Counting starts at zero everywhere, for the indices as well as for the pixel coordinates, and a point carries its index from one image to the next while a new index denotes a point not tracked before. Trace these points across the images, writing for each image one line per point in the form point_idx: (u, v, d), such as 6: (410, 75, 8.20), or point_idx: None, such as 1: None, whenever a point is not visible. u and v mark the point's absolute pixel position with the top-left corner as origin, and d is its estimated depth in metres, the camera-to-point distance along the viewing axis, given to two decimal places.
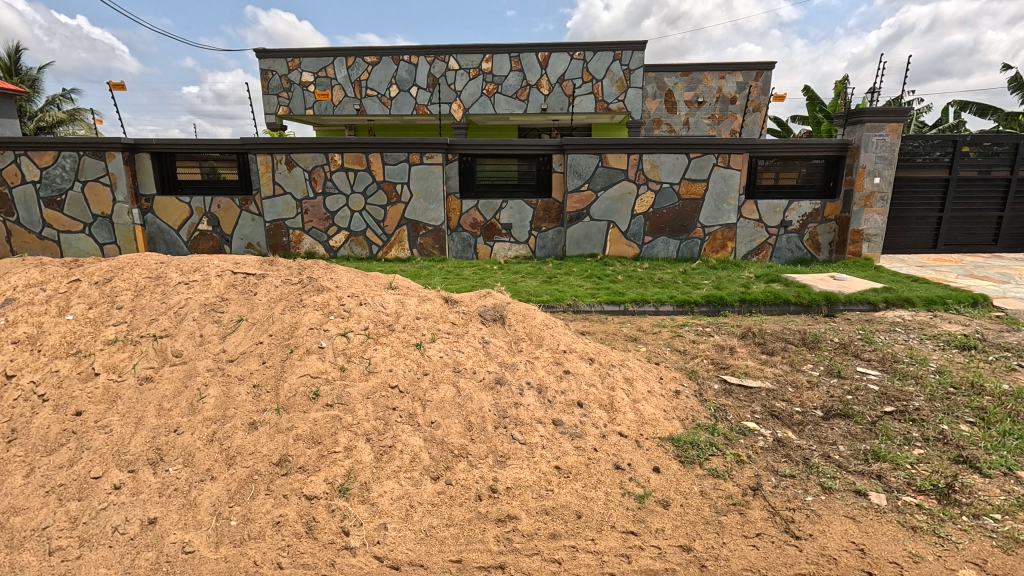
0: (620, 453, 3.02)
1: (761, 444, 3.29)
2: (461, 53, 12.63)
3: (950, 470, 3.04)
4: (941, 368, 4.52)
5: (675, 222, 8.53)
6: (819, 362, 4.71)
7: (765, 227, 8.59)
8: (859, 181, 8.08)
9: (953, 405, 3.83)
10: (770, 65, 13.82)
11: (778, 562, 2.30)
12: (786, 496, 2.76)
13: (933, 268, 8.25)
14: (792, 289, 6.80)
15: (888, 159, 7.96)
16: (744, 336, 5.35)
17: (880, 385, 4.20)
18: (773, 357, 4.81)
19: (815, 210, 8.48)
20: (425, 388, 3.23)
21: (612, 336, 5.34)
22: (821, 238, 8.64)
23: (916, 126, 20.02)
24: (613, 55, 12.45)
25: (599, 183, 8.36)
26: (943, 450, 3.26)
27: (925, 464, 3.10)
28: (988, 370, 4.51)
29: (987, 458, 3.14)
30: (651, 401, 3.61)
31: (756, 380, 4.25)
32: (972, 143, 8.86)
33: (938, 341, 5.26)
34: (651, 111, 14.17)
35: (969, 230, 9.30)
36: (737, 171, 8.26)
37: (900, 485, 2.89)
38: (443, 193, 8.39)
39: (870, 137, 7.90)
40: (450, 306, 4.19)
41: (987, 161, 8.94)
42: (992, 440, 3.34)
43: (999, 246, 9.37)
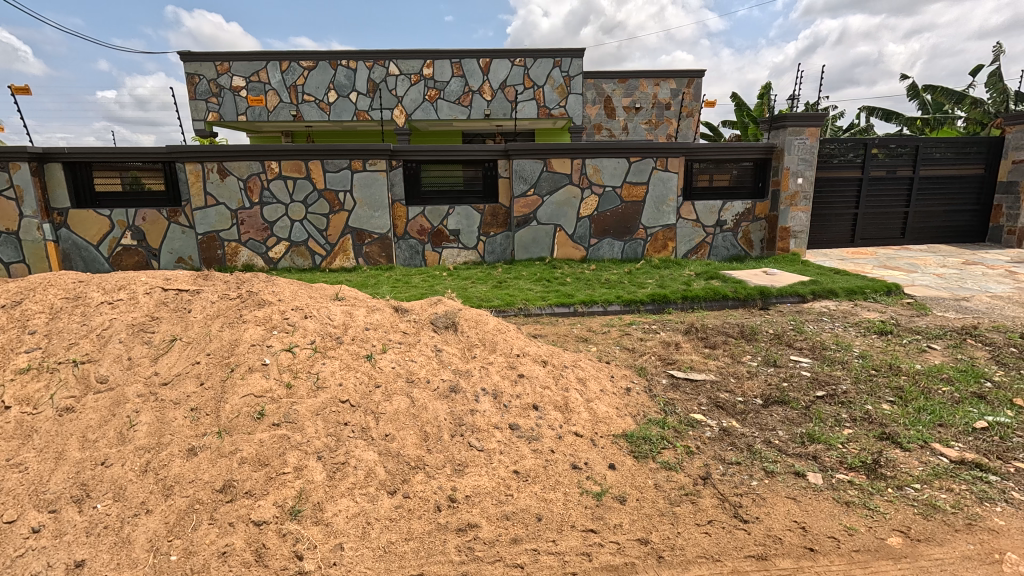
0: (576, 453, 3.07)
1: (709, 435, 3.44)
2: (401, 59, 12.48)
3: (876, 447, 3.29)
4: (864, 353, 4.90)
5: (619, 224, 8.78)
6: (757, 352, 4.99)
7: (702, 227, 9.00)
8: (785, 182, 8.67)
9: (875, 386, 4.16)
10: (700, 73, 14.58)
11: (730, 547, 2.41)
12: (733, 482, 2.90)
13: (852, 261, 8.94)
14: (729, 285, 7.16)
15: (808, 160, 8.60)
16: (688, 331, 5.59)
17: (812, 371, 4.51)
18: (716, 351, 5.05)
19: (747, 210, 9.00)
20: (377, 401, 3.14)
21: (563, 338, 5.43)
22: (753, 236, 9.17)
23: (831, 131, 21.72)
24: (553, 62, 12.70)
25: (544, 188, 8.48)
26: (869, 428, 3.54)
27: (854, 442, 3.35)
28: (903, 353, 4.92)
29: (906, 433, 3.43)
30: (604, 400, 3.69)
31: (701, 373, 4.45)
32: (879, 146, 9.70)
33: (860, 327, 5.70)
34: (591, 116, 14.53)
35: (881, 225, 10.14)
36: (674, 174, 8.62)
37: (834, 464, 3.11)
38: (388, 200, 8.23)
39: (792, 141, 8.50)
40: (401, 315, 4.10)
41: (893, 162, 9.82)
42: (909, 417, 3.65)
43: (907, 238, 10.26)
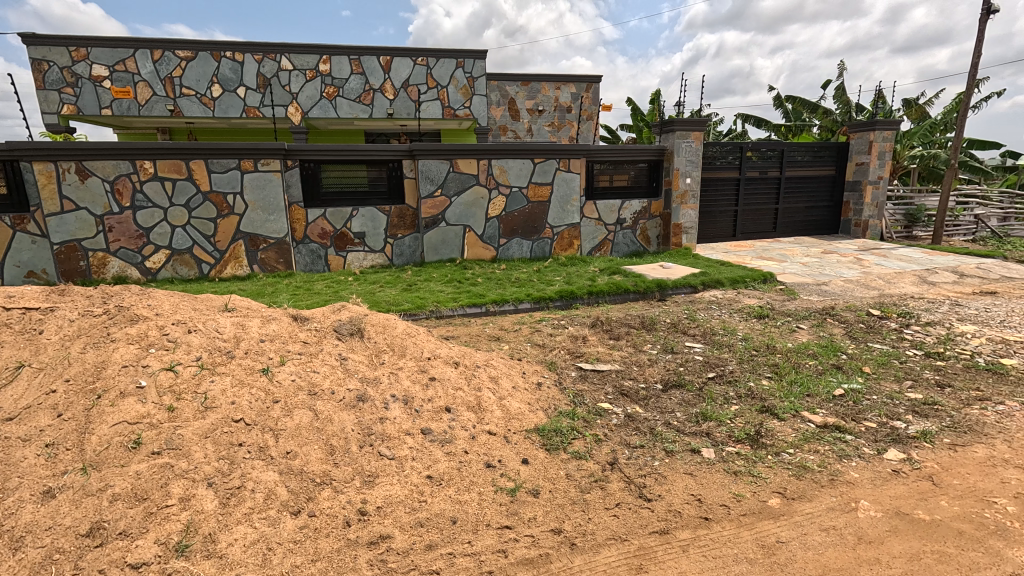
0: (490, 452, 3.08)
1: (615, 422, 3.62)
2: (293, 53, 11.77)
3: (757, 419, 3.66)
4: (746, 336, 5.43)
5: (526, 224, 8.96)
6: (656, 341, 5.34)
7: (604, 225, 9.45)
8: (675, 181, 9.40)
9: (756, 365, 4.62)
10: (597, 78, 15.31)
11: (636, 526, 2.55)
12: (637, 464, 3.08)
13: (735, 253, 9.87)
14: (630, 279, 7.60)
15: (695, 162, 9.38)
16: (594, 325, 5.84)
17: (703, 355, 4.92)
18: (619, 342, 5.33)
19: (644, 208, 9.60)
20: (277, 417, 2.93)
21: (475, 338, 5.44)
22: (650, 232, 9.82)
23: (713, 136, 23.86)
24: (455, 62, 12.68)
25: (451, 189, 8.43)
26: (752, 403, 3.93)
27: (740, 417, 3.70)
28: (778, 333, 5.52)
29: (782, 405, 3.85)
30: (516, 397, 3.74)
31: (606, 364, 4.68)
32: (753, 149, 10.80)
33: (742, 313, 6.31)
34: (496, 118, 14.69)
35: (756, 220, 11.31)
36: (576, 175, 8.97)
37: (724, 439, 3.40)
38: (284, 202, 7.73)
39: (680, 144, 9.22)
40: (301, 324, 3.87)
41: (764, 164, 10.99)
42: (784, 390, 4.11)
43: (778, 231, 11.52)
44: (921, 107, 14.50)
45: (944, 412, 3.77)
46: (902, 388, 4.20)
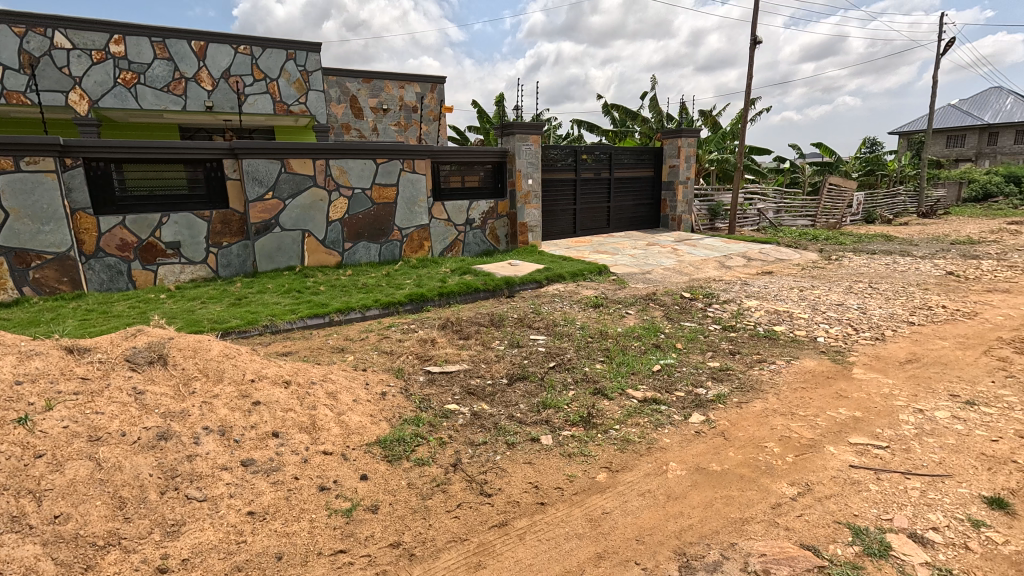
0: (324, 473, 2.88)
1: (460, 422, 3.65)
2: (72, 29, 9.80)
3: (590, 401, 3.98)
4: (583, 324, 5.89)
5: (373, 227, 8.62)
6: (503, 337, 5.52)
7: (454, 226, 9.50)
8: (518, 182, 9.91)
9: (590, 351, 5.02)
10: (440, 80, 15.35)
11: (476, 524, 2.59)
12: (480, 462, 3.13)
13: (575, 248, 10.66)
14: (480, 278, 7.76)
15: (534, 164, 10.03)
16: (443, 326, 5.84)
17: (546, 346, 5.20)
18: (468, 341, 5.40)
19: (491, 208, 9.87)
20: (42, 476, 2.40)
21: (316, 351, 5.07)
22: (499, 231, 10.13)
23: (554, 139, 25.51)
24: (285, 54, 11.72)
25: (284, 191, 7.76)
26: (586, 386, 4.25)
27: (575, 402, 3.98)
28: (610, 320, 6.08)
29: (611, 385, 4.24)
30: (357, 410, 3.56)
31: (454, 365, 4.69)
32: (586, 153, 11.78)
33: (581, 303, 6.84)
34: (337, 115, 13.89)
35: (593, 217, 12.36)
36: (422, 176, 8.88)
37: (561, 424, 3.64)
38: (64, 209, 6.38)
39: (520, 146, 9.77)
40: (79, 358, 3.22)
41: (596, 165, 12.05)
42: (613, 371, 4.52)
43: (611, 227, 12.70)
44: (715, 119, 17.17)
45: (734, 376, 4.49)
46: (705, 358, 4.91)
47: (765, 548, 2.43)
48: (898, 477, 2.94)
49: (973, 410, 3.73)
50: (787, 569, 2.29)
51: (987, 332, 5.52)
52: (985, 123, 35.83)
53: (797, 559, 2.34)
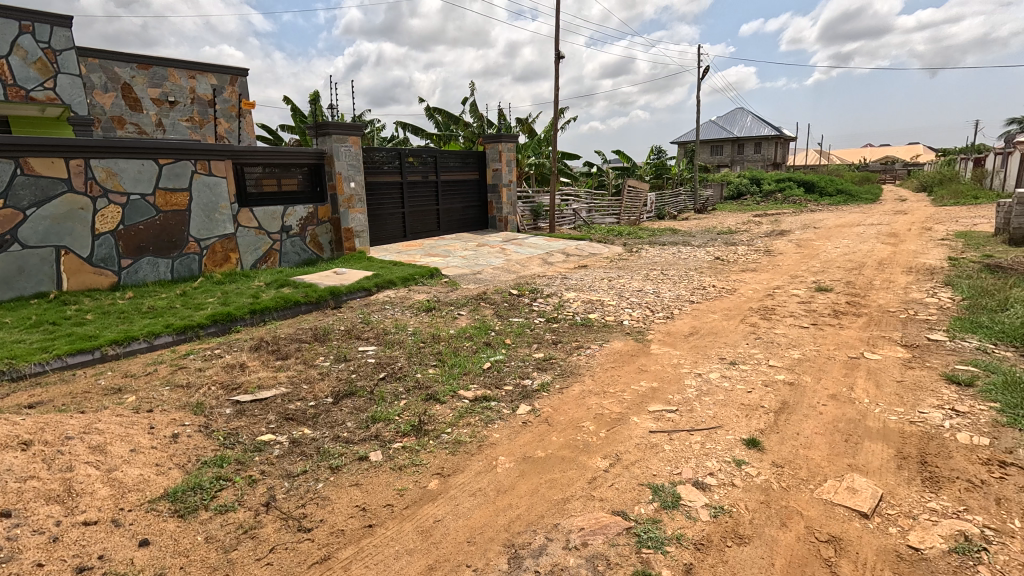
0: (87, 550, 2.31)
1: (276, 453, 3.26)
2: None
3: (422, 408, 3.88)
4: (415, 330, 5.76)
5: (160, 239, 7.30)
6: (328, 352, 5.11)
7: (267, 234, 8.54)
8: (340, 185, 9.34)
9: (422, 356, 4.92)
10: (242, 72, 13.70)
11: (293, 566, 2.33)
12: (298, 494, 2.83)
13: (406, 252, 10.45)
14: (300, 290, 7.10)
15: (356, 166, 9.58)
16: (256, 347, 5.18)
17: (376, 356, 4.95)
18: (287, 361, 4.88)
19: (310, 214, 9.13)
20: None
21: (81, 396, 4.08)
22: (321, 238, 9.44)
23: (379, 140, 24.76)
24: (18, 26, 9.20)
25: (24, 198, 6.11)
26: (418, 393, 4.14)
27: (407, 410, 3.85)
28: (442, 323, 6.06)
29: (443, 389, 4.19)
30: (137, 461, 2.94)
31: (269, 390, 4.18)
32: (411, 155, 11.68)
33: (413, 308, 6.70)
34: (105, 107, 11.40)
35: (422, 220, 12.27)
36: (222, 179, 7.82)
37: (392, 437, 3.48)
38: None
39: (339, 147, 9.23)
40: None
41: (422, 169, 12.02)
42: (446, 374, 4.49)
43: (442, 229, 12.76)
44: (531, 125, 18.42)
45: (556, 364, 4.81)
46: (531, 351, 5.19)
47: (583, 522, 2.62)
48: (686, 434, 3.45)
49: (735, 369, 4.58)
50: (601, 537, 2.51)
51: (742, 304, 6.85)
52: (734, 136, 44.81)
53: (610, 526, 2.58)
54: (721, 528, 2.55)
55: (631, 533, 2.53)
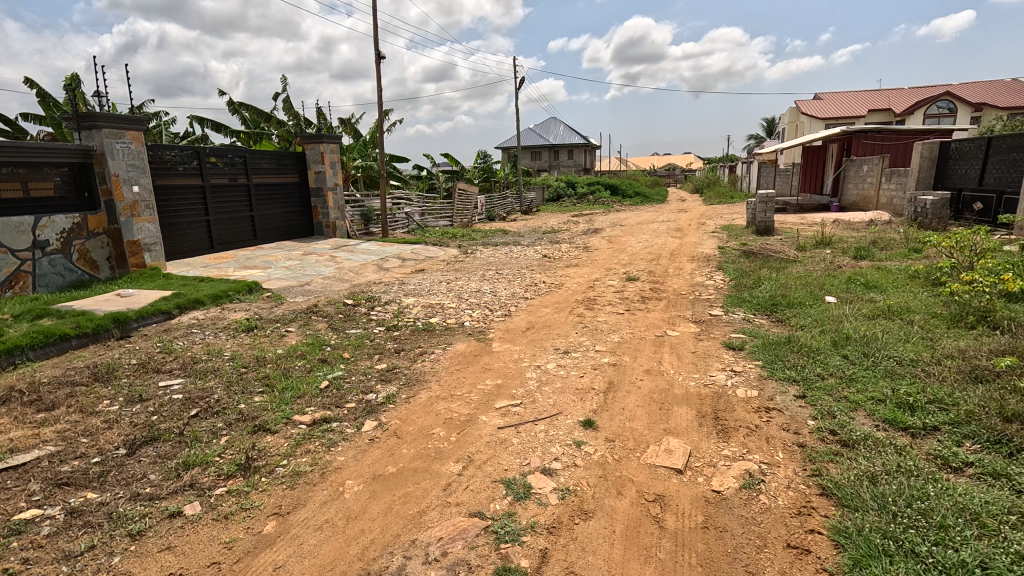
0: None
1: (47, 531, 2.55)
2: None
3: (248, 443, 3.40)
4: (234, 354, 5.04)
5: None
6: (116, 393, 4.16)
7: (11, 252, 6.68)
8: (117, 190, 7.74)
9: (246, 383, 4.30)
10: None
11: None
12: None
13: (215, 266, 9.12)
14: (68, 320, 5.67)
15: (139, 167, 8.03)
16: (4, 400, 3.98)
17: (184, 391, 4.17)
18: (54, 412, 3.84)
19: (76, 224, 7.39)
20: None
21: None
22: (94, 255, 7.70)
23: None
24: None
25: None
26: (243, 426, 3.62)
27: (230, 448, 3.34)
28: (267, 343, 5.42)
29: (274, 417, 3.73)
30: None
31: (29, 453, 3.23)
32: (214, 155, 10.28)
33: (229, 330, 5.84)
34: None
35: (233, 229, 10.83)
36: None
37: (212, 481, 2.99)
38: None
39: (113, 144, 7.63)
40: None
41: (230, 170, 10.67)
42: (276, 400, 4.01)
43: (259, 238, 11.43)
44: (354, 126, 17.58)
45: (401, 373, 4.66)
46: (373, 362, 4.93)
47: (440, 532, 2.58)
48: (531, 425, 3.63)
49: (568, 357, 4.97)
50: (460, 543, 2.49)
51: (570, 297, 7.48)
52: (550, 143, 48.80)
53: (468, 530, 2.58)
54: (569, 508, 2.74)
55: (489, 531, 2.57)
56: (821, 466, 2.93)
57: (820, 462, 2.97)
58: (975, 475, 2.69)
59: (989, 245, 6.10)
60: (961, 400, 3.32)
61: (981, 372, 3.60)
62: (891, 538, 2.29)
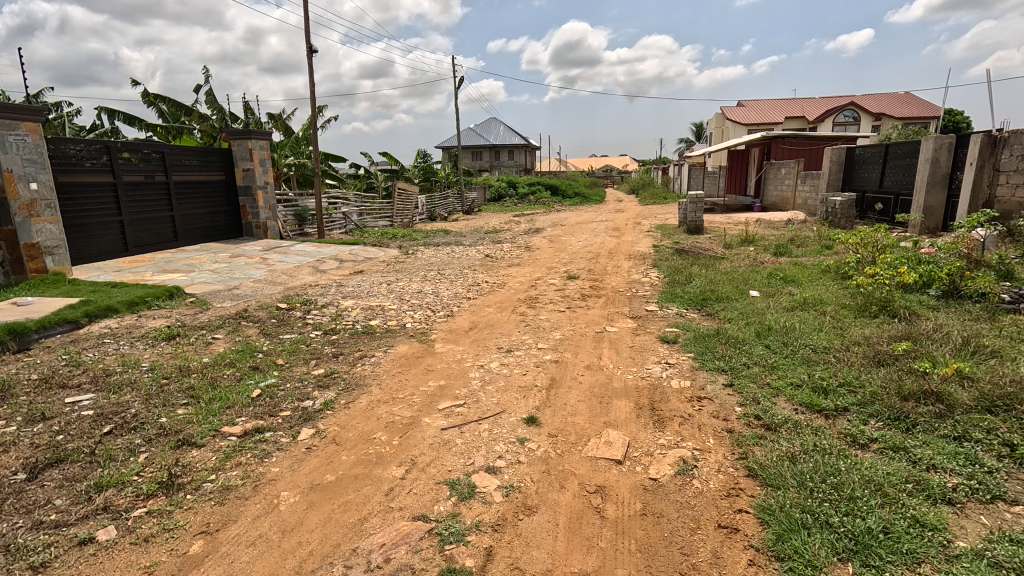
0: None
1: None
2: None
3: (171, 459, 3.16)
4: (154, 364, 4.66)
5: None
6: (13, 412, 3.73)
7: None
8: (11, 187, 6.98)
9: (168, 396, 3.99)
10: None
11: None
12: None
13: (130, 270, 8.42)
14: None
15: (37, 162, 7.30)
16: None
17: (95, 407, 3.81)
18: None
19: None
20: None
21: None
22: None
23: None
24: None
25: None
26: (165, 441, 3.36)
27: (149, 466, 3.09)
28: (191, 351, 5.06)
29: (199, 430, 3.49)
30: None
31: None
32: (127, 150, 9.48)
33: (147, 339, 5.41)
34: None
35: (151, 230, 10.05)
36: None
37: (129, 503, 2.75)
38: None
39: (5, 137, 6.90)
40: None
41: (147, 167, 9.89)
42: (202, 412, 3.75)
43: (180, 240, 10.66)
44: (285, 122, 16.80)
45: (339, 379, 4.50)
46: (310, 368, 4.73)
47: (383, 538, 2.52)
48: (475, 425, 3.62)
49: (511, 356, 5.00)
50: (403, 548, 2.45)
51: (512, 296, 7.53)
52: (490, 143, 48.90)
53: (411, 534, 2.54)
54: (514, 504, 2.76)
55: (432, 534, 2.53)
56: (747, 449, 3.13)
57: (747, 446, 3.17)
58: (878, 449, 2.97)
59: (888, 241, 6.74)
60: (866, 382, 3.65)
61: (882, 356, 3.97)
62: (809, 512, 2.48)
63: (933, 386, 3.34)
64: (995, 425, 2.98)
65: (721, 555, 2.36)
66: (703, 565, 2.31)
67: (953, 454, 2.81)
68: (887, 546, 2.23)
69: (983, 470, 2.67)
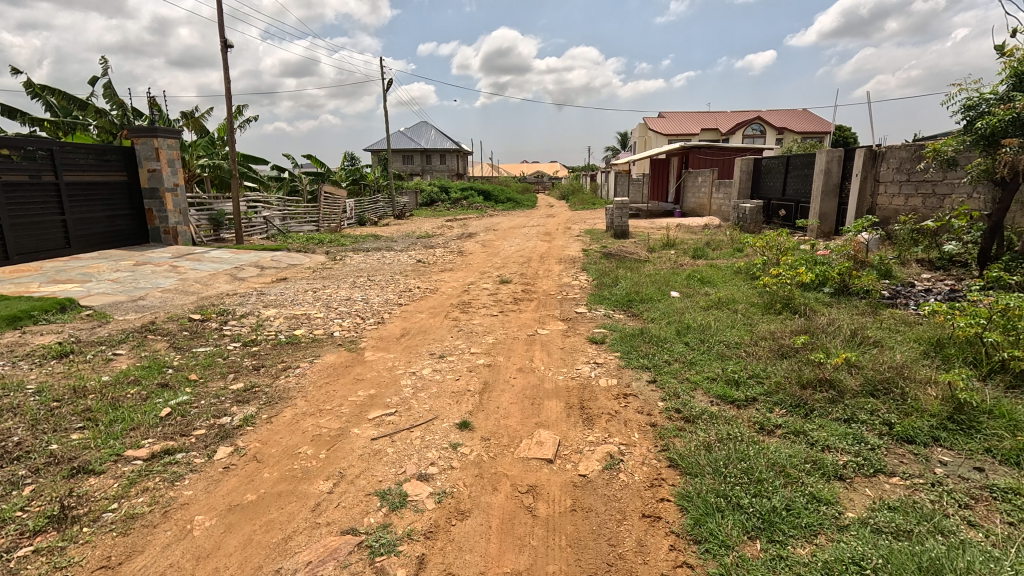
0: None
1: None
2: None
3: (62, 490, 2.85)
4: (41, 386, 4.17)
5: None
6: None
7: None
8: None
9: (59, 420, 3.60)
10: None
11: None
12: None
13: (11, 281, 7.48)
14: None
15: None
16: None
17: None
18: None
19: None
20: None
21: None
22: None
23: None
24: None
25: None
26: (55, 471, 3.02)
27: (35, 499, 2.76)
28: (88, 369, 4.59)
29: (97, 456, 3.17)
30: None
31: None
32: (8, 146, 8.47)
33: (34, 357, 4.84)
34: None
35: (37, 236, 9.00)
36: None
37: (11, 543, 2.45)
38: None
39: None
40: None
41: (33, 165, 8.88)
42: (100, 436, 3.40)
43: (73, 247, 9.65)
44: (198, 121, 15.69)
45: (260, 393, 4.25)
46: (226, 383, 4.43)
47: (309, 555, 2.42)
48: (406, 433, 3.56)
49: (444, 361, 4.98)
50: (331, 563, 2.37)
51: (445, 301, 7.50)
52: (421, 147, 48.36)
53: (340, 548, 2.46)
54: (446, 510, 2.75)
55: (362, 547, 2.47)
56: (669, 441, 3.31)
57: (668, 438, 3.35)
58: (782, 434, 3.25)
59: (789, 244, 7.39)
60: (771, 373, 3.99)
61: (785, 349, 4.34)
62: (723, 496, 2.68)
63: (826, 374, 3.72)
64: (876, 407, 3.36)
65: (645, 543, 2.48)
66: (629, 555, 2.42)
67: (843, 434, 3.14)
68: (789, 522, 2.44)
69: (867, 447, 3.00)
